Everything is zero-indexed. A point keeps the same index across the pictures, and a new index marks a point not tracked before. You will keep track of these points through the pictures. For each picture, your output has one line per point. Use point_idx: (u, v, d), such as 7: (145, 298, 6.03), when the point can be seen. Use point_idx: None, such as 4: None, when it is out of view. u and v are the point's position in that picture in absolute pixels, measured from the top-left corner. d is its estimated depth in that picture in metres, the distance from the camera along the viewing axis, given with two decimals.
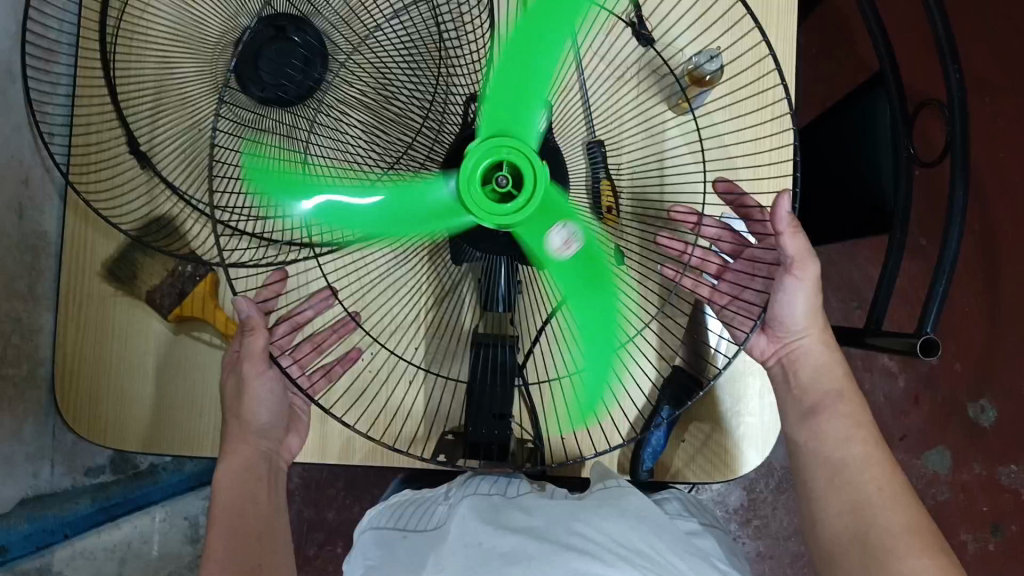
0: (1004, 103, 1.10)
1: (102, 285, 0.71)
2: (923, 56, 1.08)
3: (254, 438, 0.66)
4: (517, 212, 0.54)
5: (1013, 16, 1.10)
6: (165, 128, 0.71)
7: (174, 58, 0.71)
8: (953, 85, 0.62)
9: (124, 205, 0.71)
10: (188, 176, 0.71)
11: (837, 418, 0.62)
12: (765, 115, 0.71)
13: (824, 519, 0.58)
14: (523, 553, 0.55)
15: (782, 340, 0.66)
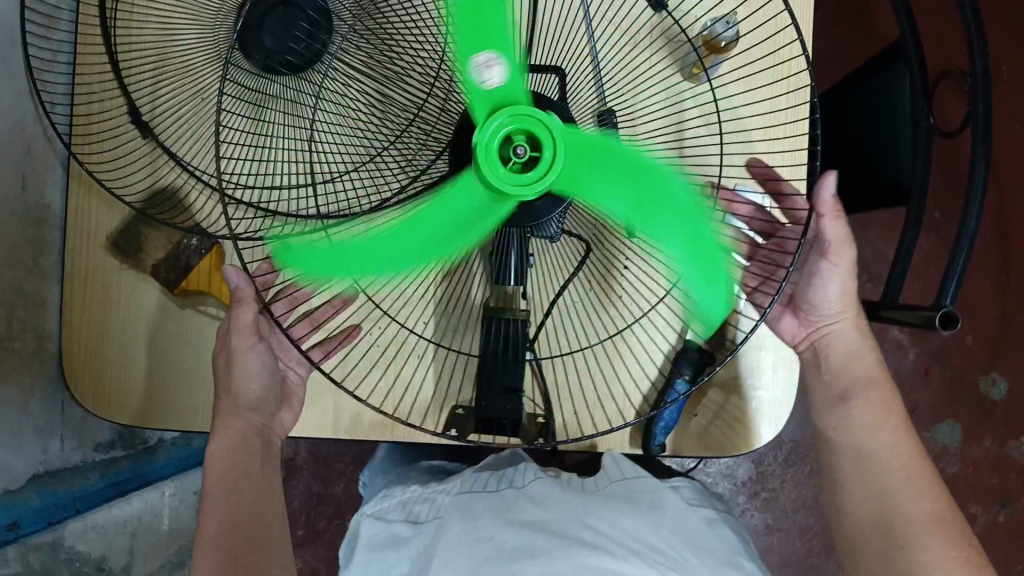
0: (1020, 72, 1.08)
1: (108, 258, 0.70)
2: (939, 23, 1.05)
3: (245, 413, 0.66)
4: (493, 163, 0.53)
5: None
6: (168, 96, 0.70)
7: (175, 24, 0.69)
8: (977, 59, 0.61)
9: (127, 176, 0.70)
10: (192, 146, 0.70)
11: (868, 404, 0.62)
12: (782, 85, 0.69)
13: (850, 507, 0.60)
14: (536, 547, 0.58)
15: (814, 324, 0.67)
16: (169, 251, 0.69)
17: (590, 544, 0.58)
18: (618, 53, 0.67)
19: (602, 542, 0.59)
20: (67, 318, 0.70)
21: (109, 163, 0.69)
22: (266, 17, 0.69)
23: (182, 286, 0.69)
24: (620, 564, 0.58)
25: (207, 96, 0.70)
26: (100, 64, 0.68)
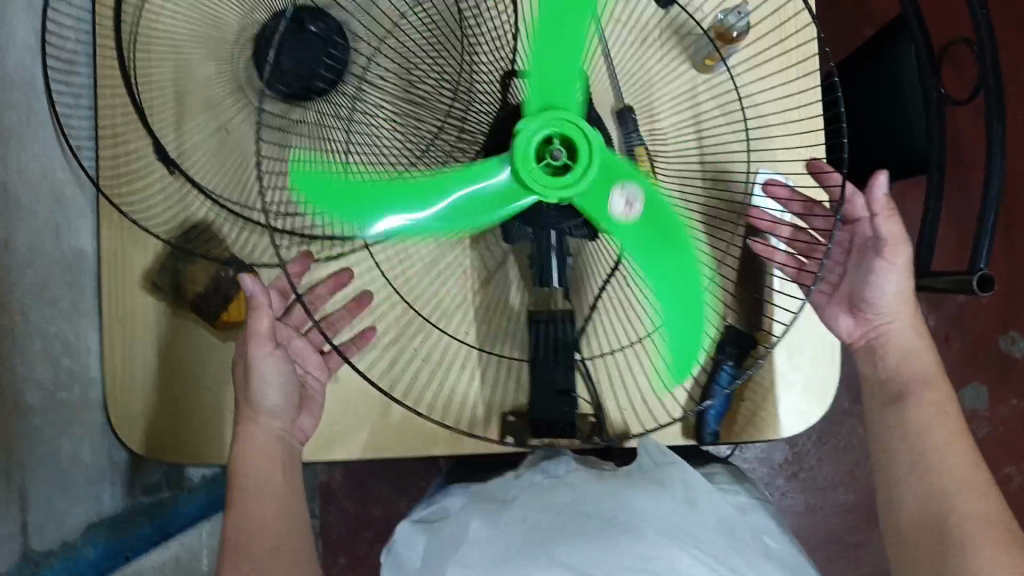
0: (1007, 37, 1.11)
1: (146, 298, 0.70)
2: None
3: (265, 422, 0.66)
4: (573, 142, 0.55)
5: None
6: (194, 132, 0.71)
7: (194, 58, 0.70)
8: (981, 27, 0.62)
9: (159, 215, 0.70)
10: (216, 178, 0.70)
11: (924, 406, 0.62)
12: (791, 65, 0.70)
13: (904, 506, 0.60)
14: (572, 527, 0.60)
15: (872, 322, 0.66)
16: (207, 284, 0.70)
17: (631, 531, 0.59)
18: (632, 48, 0.68)
19: (639, 526, 0.59)
20: (111, 357, 0.70)
21: (139, 202, 0.70)
22: (283, 44, 0.67)
23: (223, 319, 0.70)
24: (657, 548, 0.57)
25: (231, 129, 0.70)
26: (123, 106, 0.70)
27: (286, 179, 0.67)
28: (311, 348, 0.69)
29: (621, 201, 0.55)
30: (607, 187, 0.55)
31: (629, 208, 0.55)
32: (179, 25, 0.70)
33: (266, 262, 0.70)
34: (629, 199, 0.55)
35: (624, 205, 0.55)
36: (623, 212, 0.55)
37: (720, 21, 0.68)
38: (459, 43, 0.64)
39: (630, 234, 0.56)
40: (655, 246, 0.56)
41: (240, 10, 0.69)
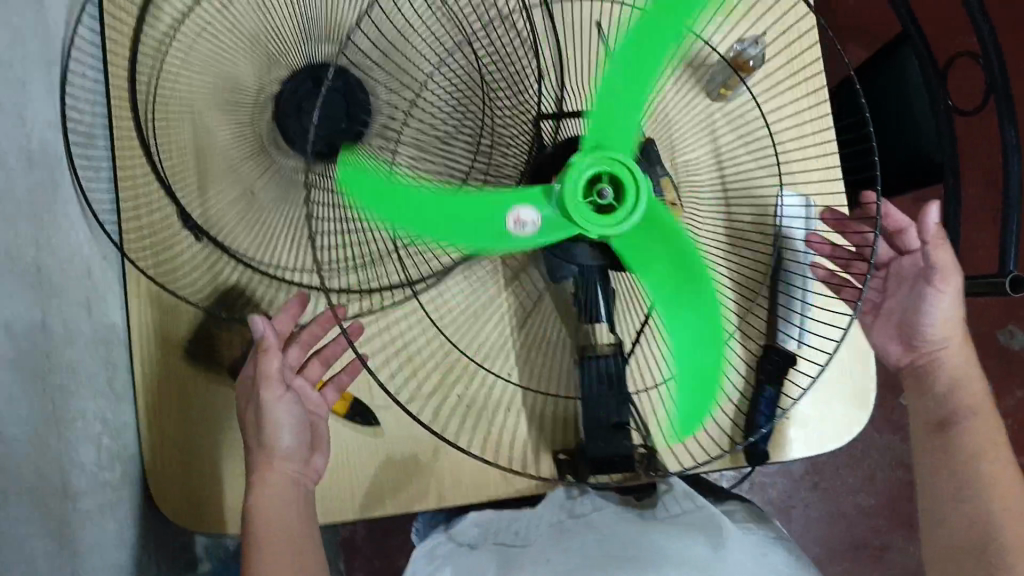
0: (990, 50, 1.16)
1: (182, 365, 0.70)
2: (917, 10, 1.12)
3: (279, 464, 0.63)
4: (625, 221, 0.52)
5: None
6: (219, 198, 0.70)
7: (213, 119, 0.69)
8: (986, 41, 0.65)
9: (192, 284, 0.70)
10: (245, 240, 0.69)
11: (972, 434, 0.63)
12: (801, 91, 0.73)
13: (950, 537, 0.61)
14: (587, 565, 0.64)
15: (920, 350, 0.68)
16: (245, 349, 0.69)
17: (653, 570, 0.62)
18: (647, 84, 0.70)
19: (661, 563, 0.62)
20: (152, 429, 0.69)
21: (169, 272, 0.70)
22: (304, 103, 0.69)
23: None
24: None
25: (255, 191, 0.70)
26: (144, 175, 0.69)
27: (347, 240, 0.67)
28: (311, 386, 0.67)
29: (524, 219, 0.52)
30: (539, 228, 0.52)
31: (519, 216, 0.52)
32: (193, 87, 0.69)
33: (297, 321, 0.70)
34: (520, 221, 0.52)
35: (517, 217, 0.52)
36: (508, 221, 0.52)
37: (734, 50, 0.71)
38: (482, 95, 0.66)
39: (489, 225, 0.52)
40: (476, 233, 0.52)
41: (258, 71, 0.70)
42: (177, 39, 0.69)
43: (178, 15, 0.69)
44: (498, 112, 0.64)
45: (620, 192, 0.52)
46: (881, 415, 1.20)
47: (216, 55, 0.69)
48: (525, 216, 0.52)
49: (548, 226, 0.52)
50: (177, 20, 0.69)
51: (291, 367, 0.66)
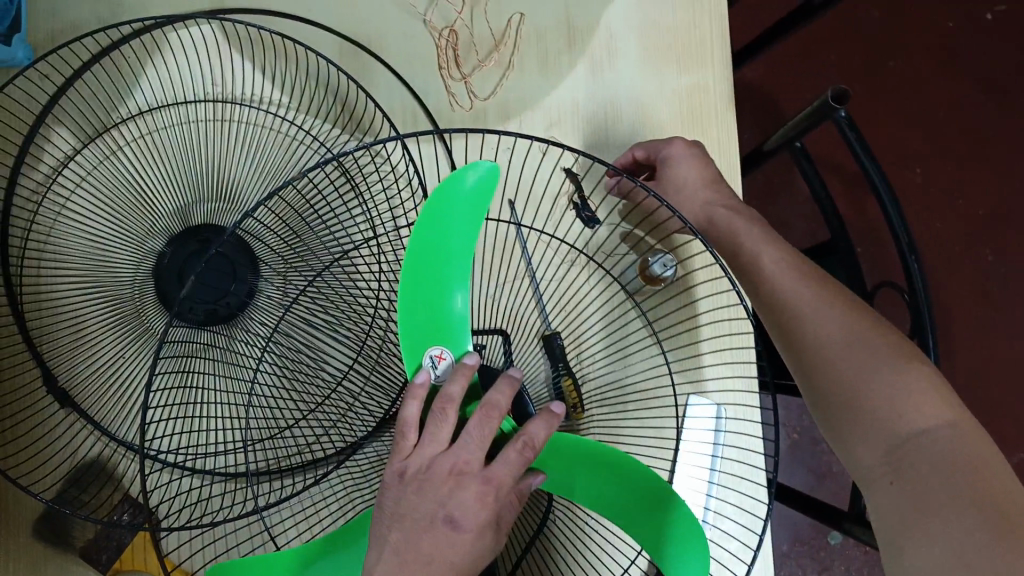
0: (964, 210, 1.18)
1: (29, 541, 0.62)
2: (852, 184, 1.14)
3: None
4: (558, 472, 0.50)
5: (964, 125, 1.18)
6: (83, 360, 0.63)
7: (84, 275, 0.63)
8: (916, 279, 0.61)
9: (45, 468, 0.63)
10: (104, 410, 0.62)
11: None
12: (721, 299, 0.69)
13: None
14: None
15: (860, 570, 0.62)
16: (98, 529, 0.63)
17: None
18: (558, 272, 0.66)
19: None
20: None
21: (24, 454, 0.63)
22: (185, 271, 0.62)
23: (116, 568, 0.63)
24: None
25: (125, 357, 0.62)
26: (10, 328, 0.64)
27: (207, 417, 0.62)
28: (434, 517, 0.46)
29: (424, 365, 0.49)
30: (427, 345, 0.49)
31: (445, 351, 0.49)
32: (70, 236, 0.63)
33: (140, 498, 0.62)
34: (433, 367, 0.49)
35: (433, 352, 0.49)
36: (423, 348, 0.49)
37: (645, 262, 0.65)
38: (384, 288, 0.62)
39: (429, 300, 0.48)
40: (443, 281, 0.48)
41: (136, 224, 0.63)
42: (55, 190, 0.64)
43: (56, 165, 0.65)
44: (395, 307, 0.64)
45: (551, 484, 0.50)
46: (808, 557, 1.16)
47: (97, 204, 0.64)
48: (433, 344, 0.49)
49: (415, 359, 0.49)
50: (55, 169, 0.64)
51: (436, 463, 0.46)
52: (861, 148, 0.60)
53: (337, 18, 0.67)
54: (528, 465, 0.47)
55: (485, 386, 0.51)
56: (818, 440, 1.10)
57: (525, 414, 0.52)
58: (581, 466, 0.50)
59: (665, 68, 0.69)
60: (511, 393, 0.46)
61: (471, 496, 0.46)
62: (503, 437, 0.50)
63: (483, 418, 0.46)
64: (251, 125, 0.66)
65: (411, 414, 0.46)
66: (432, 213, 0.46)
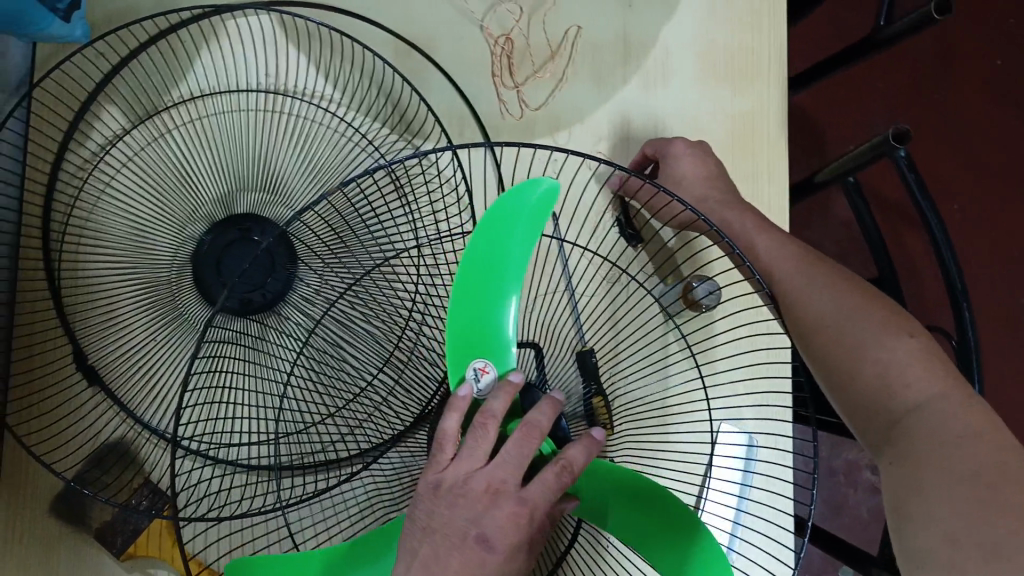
0: (1002, 256, 1.16)
1: (48, 519, 0.62)
2: (894, 225, 1.12)
3: None
4: (591, 497, 0.49)
5: (1008, 170, 1.17)
6: (115, 341, 0.62)
7: (122, 255, 0.62)
8: (965, 323, 0.62)
9: (67, 448, 0.63)
10: (133, 392, 0.62)
11: None
12: (759, 327, 0.69)
13: None
14: None
15: None
16: (115, 512, 0.62)
17: None
18: (598, 287, 0.65)
19: None
20: None
21: (47, 431, 0.63)
22: (222, 259, 0.62)
23: (129, 553, 0.61)
24: None
25: (157, 341, 0.61)
26: (45, 303, 0.63)
27: (236, 409, 0.62)
28: (465, 533, 0.45)
29: (467, 377, 0.49)
30: (471, 356, 0.49)
31: (488, 366, 0.49)
32: (112, 216, 0.63)
33: (162, 484, 0.62)
34: (476, 380, 0.49)
35: (477, 365, 0.49)
36: (467, 358, 0.49)
37: (688, 288, 0.65)
38: (422, 294, 0.63)
39: (478, 311, 0.49)
40: (495, 296, 0.48)
41: (178, 209, 0.63)
42: (101, 168, 0.64)
43: (104, 143, 0.65)
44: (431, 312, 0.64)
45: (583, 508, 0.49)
46: None
47: (140, 185, 0.64)
48: (478, 356, 0.49)
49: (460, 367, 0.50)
50: (103, 147, 0.64)
51: (470, 478, 0.46)
52: (919, 190, 0.62)
53: (395, 17, 0.67)
54: (564, 490, 0.46)
55: (526, 405, 0.51)
56: (833, 470, 1.05)
57: (564, 439, 0.52)
58: (617, 494, 0.49)
59: (720, 92, 0.68)
60: (552, 414, 0.47)
61: (505, 515, 0.45)
62: (541, 459, 0.50)
63: (523, 437, 0.46)
64: (301, 119, 0.66)
65: (449, 427, 0.47)
66: (489, 225, 0.47)
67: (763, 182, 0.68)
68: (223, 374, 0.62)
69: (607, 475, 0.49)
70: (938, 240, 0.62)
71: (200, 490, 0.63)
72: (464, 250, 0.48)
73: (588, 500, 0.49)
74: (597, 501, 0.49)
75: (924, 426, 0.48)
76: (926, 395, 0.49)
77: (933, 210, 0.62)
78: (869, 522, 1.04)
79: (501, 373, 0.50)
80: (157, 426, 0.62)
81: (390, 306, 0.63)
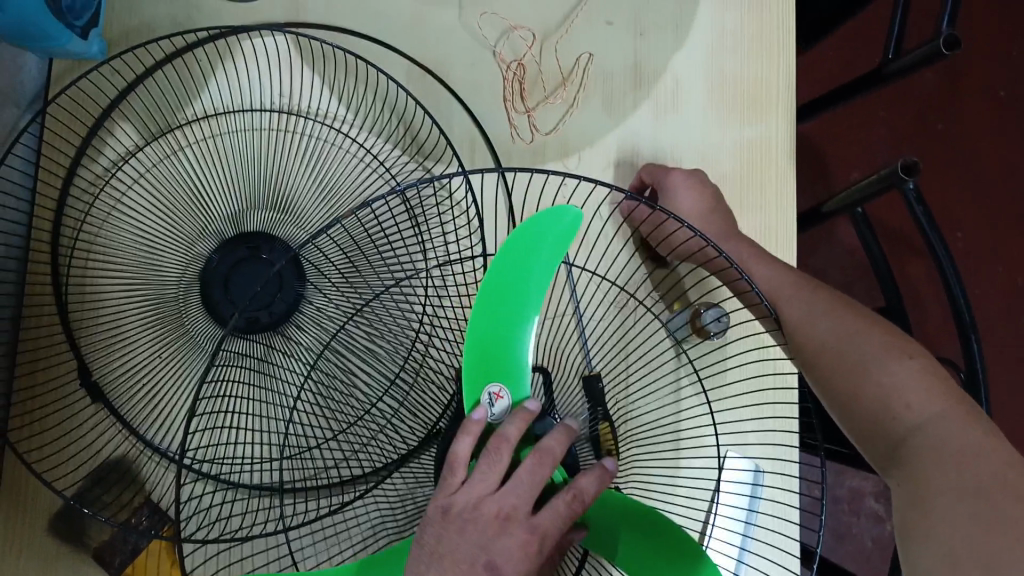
0: (1003, 292, 1.17)
1: (45, 538, 0.61)
2: (897, 260, 1.13)
3: None
4: (598, 524, 0.50)
5: (1009, 207, 1.18)
6: (121, 358, 0.62)
7: (131, 273, 0.63)
8: (975, 357, 0.61)
9: (67, 465, 0.62)
10: (137, 410, 0.62)
11: None
12: (766, 353, 0.68)
13: None
14: None
15: None
16: (115, 531, 0.61)
17: None
18: (605, 313, 0.66)
19: None
20: None
21: (49, 448, 0.62)
22: (230, 276, 0.62)
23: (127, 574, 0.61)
24: None
25: (163, 358, 0.61)
26: (51, 318, 0.63)
27: (241, 429, 0.62)
28: (476, 560, 0.46)
29: (481, 401, 0.50)
30: (487, 379, 0.50)
31: (503, 391, 0.50)
32: (121, 233, 0.63)
33: (164, 503, 0.61)
34: (490, 405, 0.50)
35: (492, 389, 0.50)
36: (482, 383, 0.50)
37: (698, 315, 0.65)
38: (429, 316, 0.63)
39: (497, 335, 0.50)
40: (514, 321, 0.50)
41: (189, 227, 0.63)
42: (112, 185, 0.64)
43: (116, 159, 0.65)
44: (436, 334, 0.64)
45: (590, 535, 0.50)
46: None
47: (151, 202, 0.64)
48: (493, 381, 0.50)
49: (474, 391, 0.50)
50: (115, 163, 0.65)
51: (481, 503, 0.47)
52: (928, 222, 0.63)
53: (409, 42, 0.67)
54: (575, 517, 0.47)
55: (541, 434, 0.53)
56: (837, 498, 1.03)
57: (576, 467, 0.54)
58: (624, 523, 0.49)
59: (731, 121, 0.69)
60: (565, 442, 0.48)
61: (515, 544, 0.47)
62: (553, 488, 0.51)
63: (536, 463, 0.47)
64: (314, 139, 0.66)
65: (462, 450, 0.48)
66: (512, 250, 0.48)
67: (771, 212, 0.68)
68: (228, 394, 0.62)
69: (616, 503, 0.50)
70: (947, 272, 0.62)
71: (201, 510, 0.63)
72: (484, 273, 0.49)
73: (597, 526, 0.50)
74: (604, 529, 0.50)
75: (929, 444, 0.48)
76: (928, 413, 0.49)
77: (941, 243, 0.63)
78: (872, 552, 1.03)
79: (514, 399, 0.51)
80: (158, 443, 0.61)
81: (397, 327, 0.63)
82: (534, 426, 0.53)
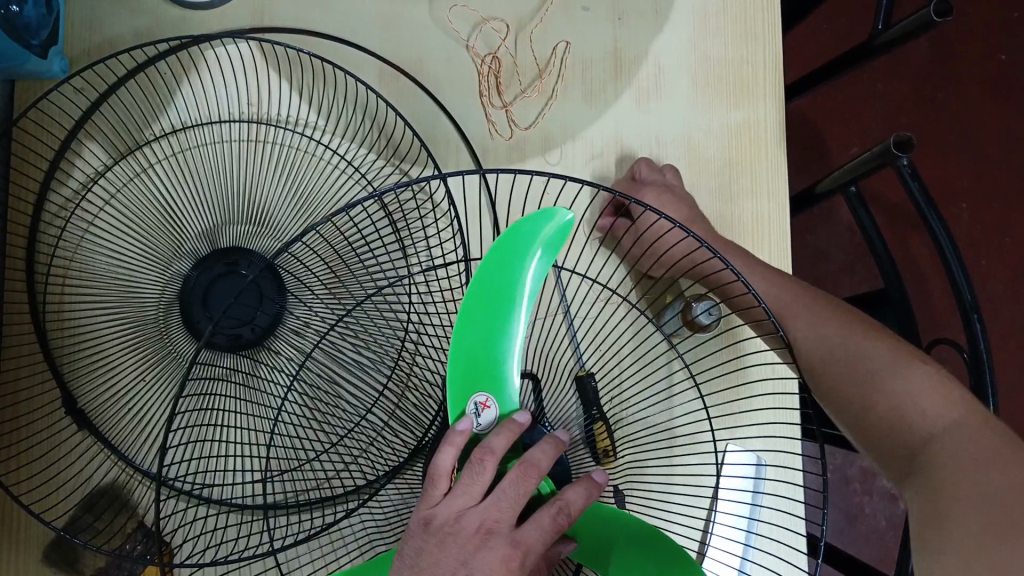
0: (1011, 254, 1.14)
1: (39, 566, 0.61)
2: (903, 228, 1.10)
3: None
4: (586, 533, 0.49)
5: (1017, 166, 1.14)
6: (99, 384, 0.61)
7: (105, 296, 0.61)
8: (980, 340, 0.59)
9: (57, 493, 0.61)
10: (118, 436, 0.60)
11: None
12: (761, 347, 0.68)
13: None
14: None
15: None
16: (109, 558, 0.61)
17: None
18: (595, 312, 0.65)
19: None
20: None
21: (39, 477, 0.61)
22: (208, 293, 0.60)
23: None
24: None
25: (143, 382, 0.60)
26: (30, 345, 0.62)
27: (228, 448, 0.60)
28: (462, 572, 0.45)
29: (467, 412, 0.48)
30: (472, 390, 0.48)
31: (490, 401, 0.48)
32: (93, 256, 0.62)
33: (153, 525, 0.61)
34: (476, 415, 0.48)
35: (478, 398, 0.48)
36: (469, 392, 0.48)
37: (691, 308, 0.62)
38: (413, 326, 0.62)
39: (483, 343, 0.47)
40: (501, 328, 0.47)
41: (160, 246, 0.61)
42: (82, 207, 0.63)
43: (86, 181, 0.63)
44: (423, 342, 0.63)
45: (579, 548, 0.49)
46: None
47: (122, 222, 0.62)
48: (480, 390, 0.48)
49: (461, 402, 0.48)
50: (84, 184, 0.63)
51: (462, 517, 0.46)
52: (925, 201, 0.60)
53: (378, 40, 0.65)
54: (562, 530, 0.46)
55: (529, 444, 0.51)
56: (848, 477, 1.02)
57: (565, 475, 0.52)
58: (612, 531, 0.48)
59: (718, 103, 0.66)
60: (553, 455, 0.46)
61: (496, 557, 0.45)
62: (540, 499, 0.50)
63: (520, 476, 0.46)
64: (285, 146, 0.65)
65: (444, 462, 0.46)
66: (500, 253, 0.46)
67: (761, 195, 0.66)
68: (214, 414, 0.60)
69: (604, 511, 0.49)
70: (946, 252, 0.60)
71: (192, 527, 0.62)
72: (471, 279, 0.47)
73: (585, 537, 0.49)
74: (592, 538, 0.48)
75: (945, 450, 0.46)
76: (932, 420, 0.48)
77: (941, 222, 0.60)
78: (886, 531, 1.02)
79: (504, 409, 0.48)
80: (143, 465, 0.60)
81: (382, 339, 0.61)
82: (524, 436, 0.51)
